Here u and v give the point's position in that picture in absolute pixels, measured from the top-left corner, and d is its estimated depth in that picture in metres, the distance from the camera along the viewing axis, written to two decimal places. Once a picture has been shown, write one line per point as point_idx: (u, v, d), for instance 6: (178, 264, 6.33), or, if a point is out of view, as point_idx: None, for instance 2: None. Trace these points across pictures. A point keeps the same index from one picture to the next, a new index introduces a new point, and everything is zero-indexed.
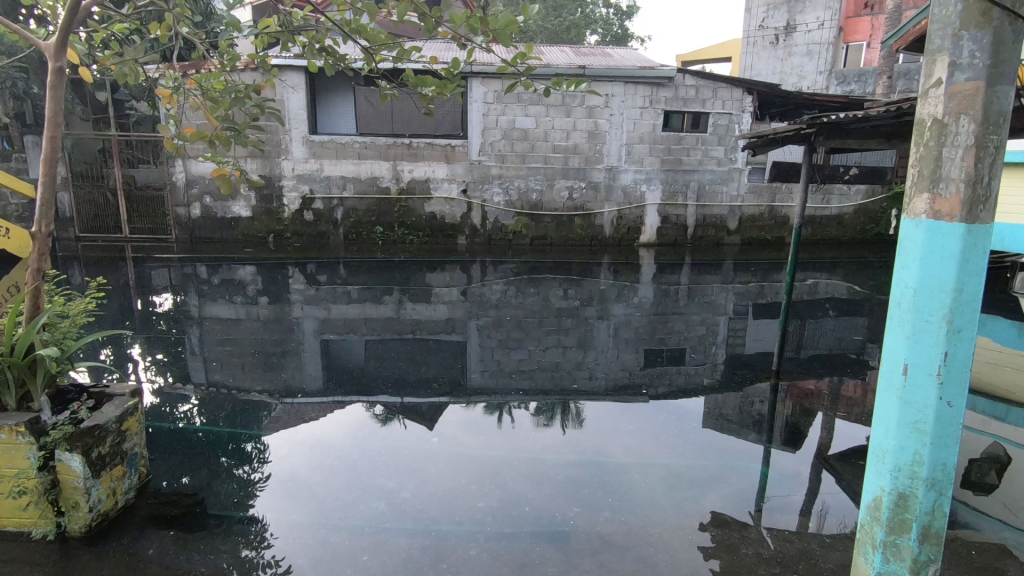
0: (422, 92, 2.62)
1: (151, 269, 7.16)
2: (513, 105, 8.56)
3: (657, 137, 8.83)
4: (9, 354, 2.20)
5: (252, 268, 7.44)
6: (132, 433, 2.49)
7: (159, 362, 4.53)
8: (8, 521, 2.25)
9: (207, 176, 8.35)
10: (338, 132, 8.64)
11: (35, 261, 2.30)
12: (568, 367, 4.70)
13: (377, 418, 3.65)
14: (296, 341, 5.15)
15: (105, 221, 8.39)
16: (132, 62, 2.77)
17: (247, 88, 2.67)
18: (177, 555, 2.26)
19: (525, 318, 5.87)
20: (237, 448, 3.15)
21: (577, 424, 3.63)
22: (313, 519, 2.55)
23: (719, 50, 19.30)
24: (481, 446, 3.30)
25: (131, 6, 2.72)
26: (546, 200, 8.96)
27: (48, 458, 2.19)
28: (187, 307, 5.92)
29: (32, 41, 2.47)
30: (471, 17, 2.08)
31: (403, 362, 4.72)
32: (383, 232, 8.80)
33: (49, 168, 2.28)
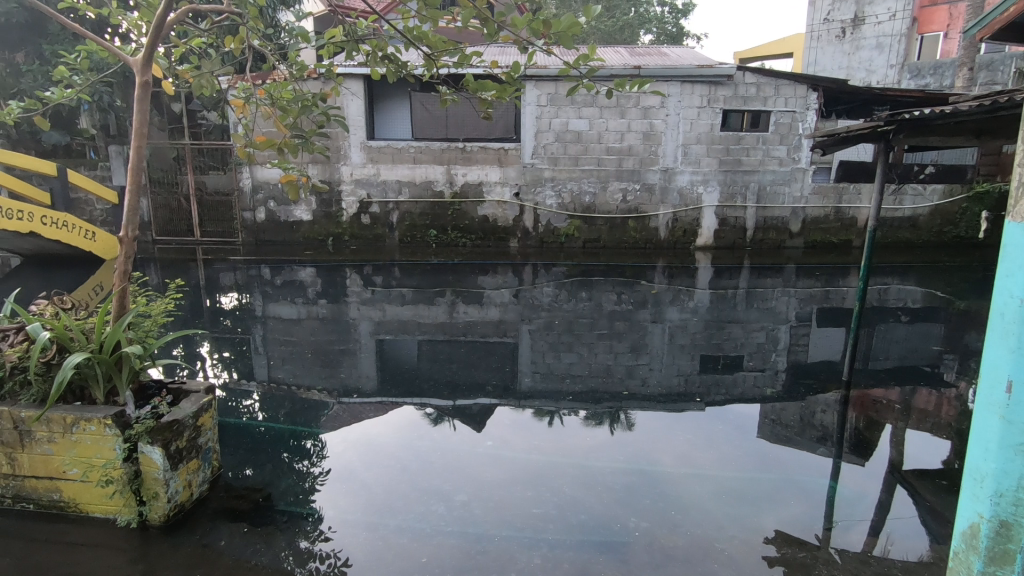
0: (481, 96, 2.62)
1: (219, 270, 7.53)
2: (567, 107, 8.50)
3: (715, 137, 8.58)
4: (98, 351, 2.34)
5: (312, 269, 7.72)
6: (206, 429, 2.61)
7: (226, 359, 4.76)
8: (94, 508, 2.38)
9: (272, 181, 8.75)
10: (394, 138, 8.84)
11: (122, 263, 2.45)
12: (620, 372, 4.62)
13: (428, 418, 3.71)
14: (353, 341, 5.30)
15: (179, 225, 8.89)
16: (210, 74, 2.92)
17: (314, 96, 2.74)
18: (247, 547, 2.35)
19: (577, 322, 5.82)
20: (297, 444, 3.28)
21: (630, 432, 3.56)
22: (367, 517, 2.60)
23: (781, 47, 18.57)
24: (533, 450, 3.29)
25: (209, 22, 2.93)
26: (599, 203, 8.86)
27: (132, 450, 2.32)
28: (252, 307, 6.17)
29: (121, 58, 2.64)
30: (534, 20, 2.03)
31: (456, 364, 4.77)
32: (437, 234, 8.95)
33: (136, 176, 2.42)
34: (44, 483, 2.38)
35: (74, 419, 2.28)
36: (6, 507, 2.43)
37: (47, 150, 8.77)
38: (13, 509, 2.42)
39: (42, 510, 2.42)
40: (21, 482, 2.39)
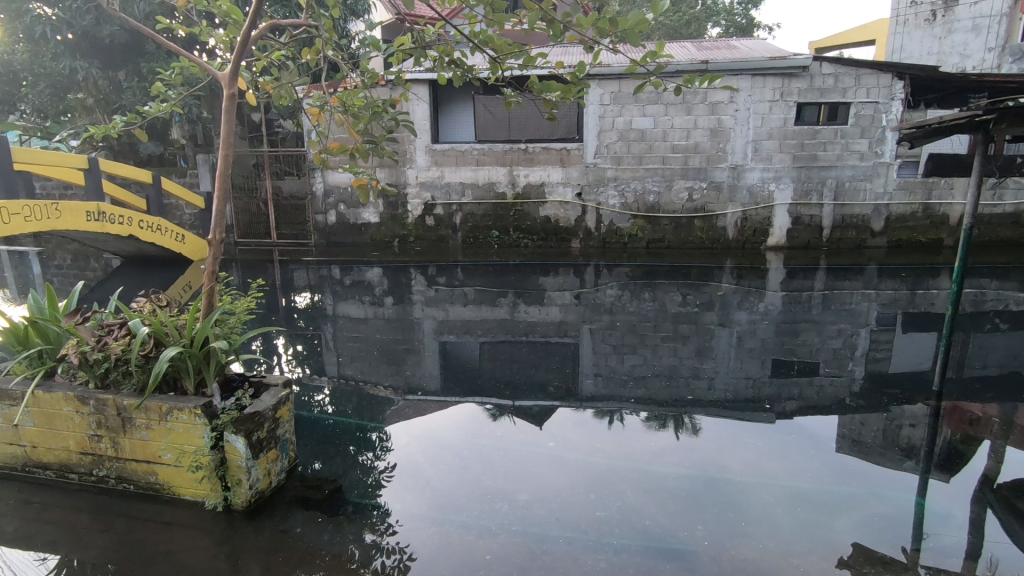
0: (546, 97, 2.62)
1: (293, 271, 7.92)
2: (631, 105, 8.37)
3: (788, 132, 8.19)
4: (189, 345, 2.52)
5: (379, 270, 7.98)
6: (284, 421, 2.76)
7: (299, 355, 5.00)
8: (185, 491, 2.57)
9: (342, 185, 9.11)
10: (458, 141, 9.01)
11: (211, 264, 2.62)
12: (684, 376, 4.50)
13: (489, 415, 3.76)
14: (417, 340, 5.44)
15: (257, 228, 9.43)
16: (289, 84, 3.09)
17: (384, 103, 2.83)
18: (320, 535, 2.46)
19: (640, 324, 5.72)
20: (363, 438, 3.40)
21: (695, 437, 3.45)
22: (430, 512, 2.66)
23: (861, 33, 17.48)
24: (595, 452, 3.26)
25: (289, 35, 3.09)
26: (663, 202, 8.66)
27: (219, 438, 2.49)
28: (323, 306, 6.46)
29: (211, 72, 2.83)
30: (600, 19, 2.01)
31: (518, 364, 4.80)
32: (499, 235, 9.04)
33: (223, 183, 2.59)
34: (142, 466, 2.59)
35: (168, 408, 2.46)
36: (109, 487, 2.65)
37: (144, 160, 9.52)
38: (116, 489, 2.65)
39: (140, 491, 2.62)
40: (123, 464, 2.61)
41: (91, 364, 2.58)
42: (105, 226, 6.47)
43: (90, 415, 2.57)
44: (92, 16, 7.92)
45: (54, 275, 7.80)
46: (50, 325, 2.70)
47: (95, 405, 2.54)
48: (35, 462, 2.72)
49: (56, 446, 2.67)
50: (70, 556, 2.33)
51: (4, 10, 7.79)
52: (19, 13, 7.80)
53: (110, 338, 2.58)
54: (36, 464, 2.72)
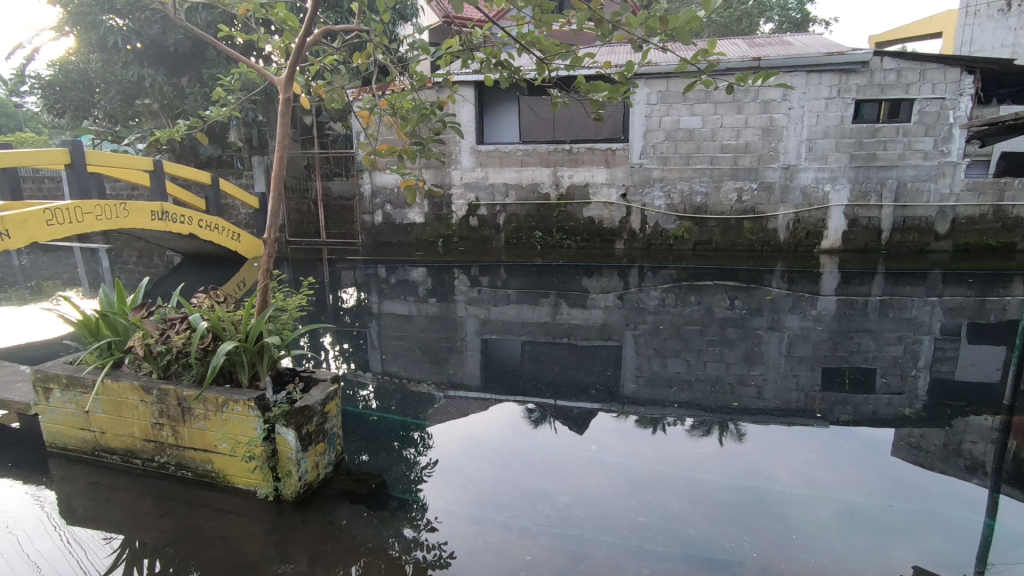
0: (593, 97, 2.59)
1: (341, 270, 8.13)
2: (679, 104, 8.21)
3: (845, 130, 7.85)
4: (244, 340, 2.63)
5: (423, 269, 8.11)
6: (332, 416, 2.84)
7: (345, 351, 5.13)
8: (239, 480, 2.67)
9: (389, 186, 9.30)
10: (502, 142, 9.05)
11: (266, 262, 2.73)
12: (731, 382, 4.38)
13: (529, 417, 3.76)
14: (460, 339, 5.50)
15: (308, 227, 9.73)
16: (341, 87, 3.18)
17: (432, 105, 2.87)
18: (365, 528, 2.52)
19: (685, 327, 5.60)
20: (406, 435, 3.46)
21: (741, 444, 3.36)
22: (470, 511, 2.68)
23: (927, 26, 16.59)
24: (637, 456, 3.22)
25: (342, 40, 3.18)
26: (711, 203, 8.46)
27: (270, 431, 2.58)
28: (369, 304, 6.61)
29: (268, 78, 2.94)
30: (650, 18, 1.97)
31: (559, 365, 4.78)
32: (542, 236, 9.03)
33: (278, 183, 2.68)
34: (199, 455, 2.71)
35: (224, 400, 2.57)
36: (169, 473, 2.79)
37: (204, 162, 9.97)
38: (175, 475, 2.78)
39: (197, 478, 2.75)
40: (182, 452, 2.74)
41: (154, 356, 2.72)
42: (167, 225, 6.81)
43: (153, 404, 2.71)
44: (159, 26, 8.35)
45: (121, 271, 8.27)
46: (118, 318, 2.87)
47: (157, 395, 2.68)
48: (103, 447, 2.89)
49: (122, 433, 2.83)
50: (133, 537, 2.46)
51: (80, 22, 8.30)
52: (93, 24, 8.29)
53: (172, 332, 2.71)
54: (104, 449, 2.89)
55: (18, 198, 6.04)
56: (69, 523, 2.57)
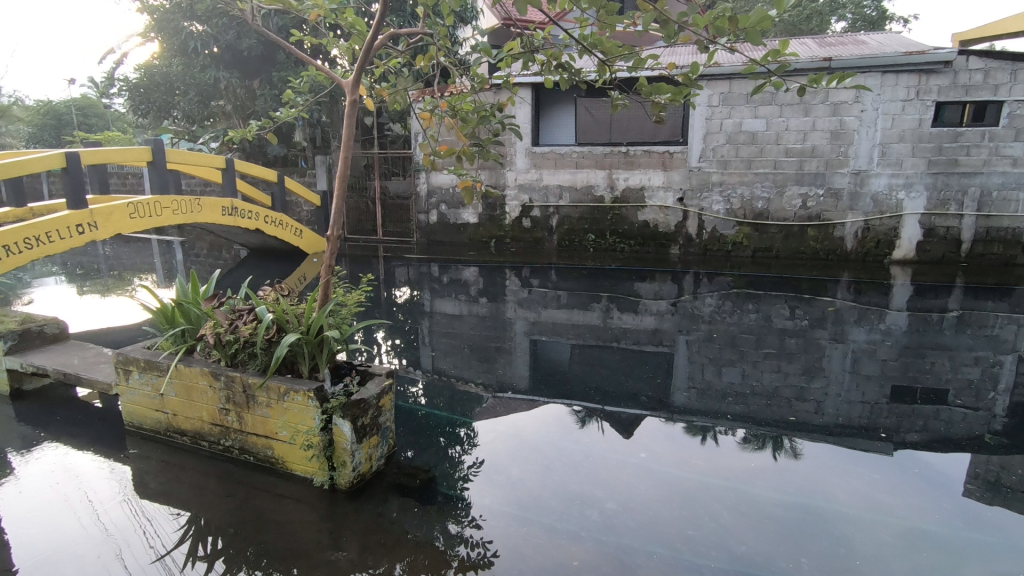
0: (655, 100, 2.54)
1: (396, 267, 8.32)
2: (742, 106, 7.97)
3: (923, 134, 7.39)
4: (306, 332, 2.73)
5: (475, 269, 8.19)
6: (386, 410, 2.91)
7: (397, 347, 5.26)
8: (297, 467, 2.77)
9: (445, 186, 9.44)
10: (558, 143, 9.02)
11: (329, 258, 2.82)
12: (788, 395, 4.21)
13: (575, 419, 3.73)
14: (509, 339, 5.52)
15: (365, 225, 10.01)
16: (404, 89, 3.25)
17: (492, 107, 2.90)
18: (413, 522, 2.56)
19: (741, 337, 5.42)
20: (453, 432, 3.51)
21: (798, 461, 3.22)
22: (516, 512, 2.68)
23: (1019, 23, 15.37)
24: (687, 467, 3.13)
25: (406, 44, 3.25)
26: (773, 209, 8.15)
27: (328, 421, 2.67)
28: (422, 302, 6.73)
29: (336, 80, 3.05)
30: (718, 18, 1.92)
31: (609, 370, 4.72)
32: (595, 239, 8.96)
33: (343, 182, 2.77)
34: (261, 441, 2.83)
35: (286, 390, 2.67)
36: (234, 456, 2.93)
37: (270, 161, 10.43)
38: (238, 459, 2.92)
39: (259, 463, 2.87)
40: (246, 437, 2.87)
41: (223, 344, 2.86)
42: (236, 220, 7.16)
43: (220, 390, 2.85)
44: (234, 31, 8.77)
45: (192, 263, 8.76)
46: (192, 308, 3.04)
47: (225, 381, 2.82)
48: (174, 428, 3.07)
49: (192, 415, 2.99)
50: (198, 515, 2.60)
51: (164, 29, 8.84)
52: (175, 31, 8.81)
53: (241, 322, 2.85)
54: (175, 430, 3.07)
55: (105, 192, 6.49)
56: (141, 498, 2.73)
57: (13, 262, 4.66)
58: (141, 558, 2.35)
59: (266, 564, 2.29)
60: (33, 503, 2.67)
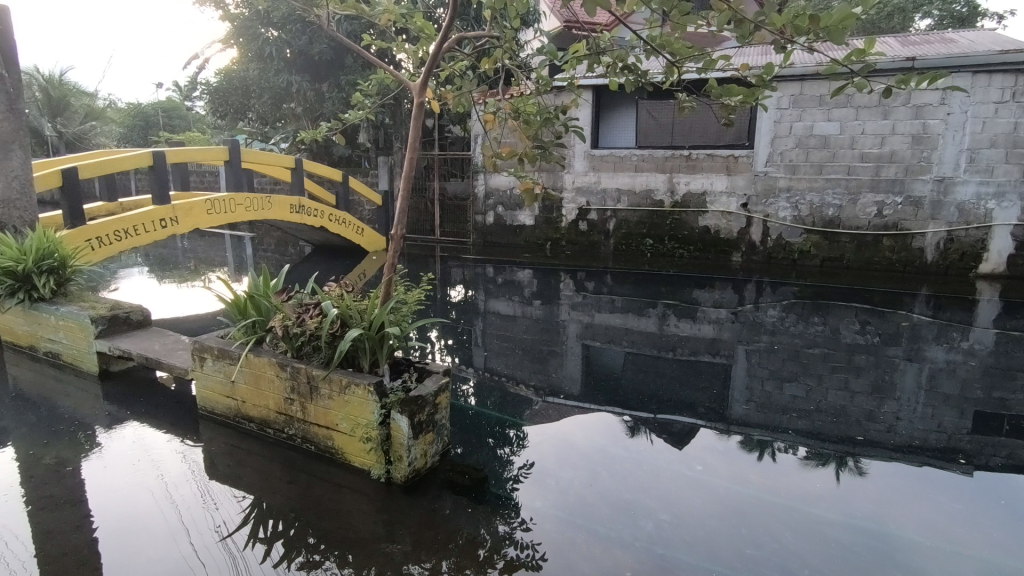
0: (724, 103, 2.47)
1: (451, 267, 8.45)
2: (814, 109, 7.62)
3: (1020, 139, 6.80)
4: (368, 328, 2.82)
5: (530, 271, 8.21)
6: (442, 408, 2.95)
7: (451, 346, 5.33)
8: (355, 458, 2.85)
9: (502, 188, 9.50)
10: (618, 146, 8.90)
11: (392, 256, 2.89)
12: (856, 413, 3.99)
13: (625, 427, 3.67)
14: (562, 342, 5.50)
15: (424, 225, 10.22)
16: (468, 92, 3.30)
17: (556, 109, 2.90)
18: (465, 519, 2.59)
19: (806, 350, 5.18)
20: (501, 432, 3.53)
21: (864, 483, 3.04)
22: (566, 517, 2.65)
23: None
24: (744, 482, 3.02)
25: (473, 47, 3.30)
26: (845, 217, 7.75)
27: (386, 416, 2.73)
28: (476, 302, 6.80)
29: (404, 83, 3.13)
30: (797, 17, 1.84)
31: (663, 378, 4.62)
32: (653, 244, 8.79)
33: (408, 182, 2.84)
34: (322, 431, 2.93)
35: (347, 383, 2.76)
36: (296, 444, 3.05)
37: (336, 161, 10.81)
38: (300, 447, 3.03)
39: (319, 452, 2.98)
40: (308, 426, 2.98)
41: (291, 336, 2.98)
42: (303, 218, 7.47)
43: (286, 380, 2.97)
44: (307, 37, 9.13)
45: (261, 257, 9.20)
46: (263, 300, 3.19)
47: (291, 372, 2.94)
48: (242, 414, 3.22)
49: (259, 403, 3.14)
50: (261, 499, 2.72)
51: (244, 34, 9.31)
52: (254, 36, 9.26)
53: (307, 315, 2.96)
54: (244, 416, 3.22)
55: (186, 189, 6.90)
56: (208, 479, 2.88)
57: (104, 252, 5.09)
58: (207, 535, 2.47)
59: (323, 551, 2.36)
60: (114, 477, 2.85)
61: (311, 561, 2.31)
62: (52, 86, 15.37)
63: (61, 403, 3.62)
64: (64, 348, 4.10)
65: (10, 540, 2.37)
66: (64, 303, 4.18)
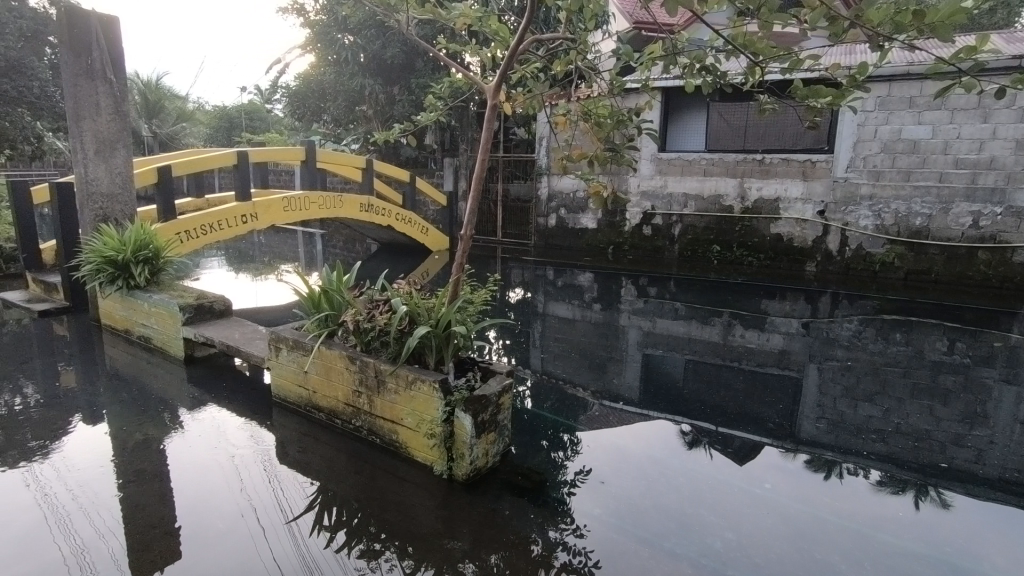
0: (809, 105, 2.35)
1: (512, 268, 8.52)
2: (903, 111, 7.14)
3: None
4: (435, 326, 2.88)
5: (590, 275, 8.14)
6: (504, 408, 2.97)
7: (510, 347, 5.36)
8: (417, 452, 2.91)
9: (565, 191, 9.49)
10: (686, 149, 8.67)
11: (461, 257, 2.92)
12: (941, 438, 3.70)
13: (683, 438, 3.56)
14: (621, 348, 5.41)
15: (486, 225, 10.33)
16: (539, 94, 3.30)
17: (630, 112, 2.86)
18: (523, 520, 2.59)
19: (886, 368, 4.86)
20: (557, 435, 3.51)
21: (947, 514, 2.82)
22: (625, 527, 2.59)
23: None
24: (812, 503, 2.86)
25: (547, 49, 3.29)
26: (934, 227, 7.22)
27: (450, 414, 2.77)
28: (535, 304, 6.82)
29: (477, 85, 3.18)
30: (898, 13, 1.73)
31: (727, 390, 4.46)
32: (721, 251, 8.51)
33: (479, 184, 2.87)
34: (387, 424, 3.01)
35: (414, 378, 2.82)
36: (362, 436, 3.14)
37: (404, 162, 11.11)
38: (365, 438, 3.12)
39: (384, 445, 3.06)
40: (374, 419, 3.06)
41: (362, 331, 3.07)
42: (371, 217, 7.72)
43: (355, 373, 3.07)
44: (381, 41, 9.41)
45: (330, 253, 9.59)
46: (337, 295, 3.31)
47: (360, 365, 3.03)
48: (313, 404, 3.36)
49: (329, 394, 3.26)
50: (326, 486, 2.82)
51: (321, 40, 9.72)
52: (331, 41, 9.65)
53: (378, 311, 3.05)
54: (314, 406, 3.36)
55: (265, 187, 7.28)
56: (277, 464, 3.01)
57: (191, 245, 5.44)
58: (274, 517, 2.58)
59: (383, 542, 2.42)
60: (192, 456, 3.04)
61: (371, 550, 2.38)
62: (149, 90, 16.61)
63: (149, 384, 3.90)
64: (155, 333, 4.42)
65: (101, 509, 2.56)
66: (156, 291, 4.50)
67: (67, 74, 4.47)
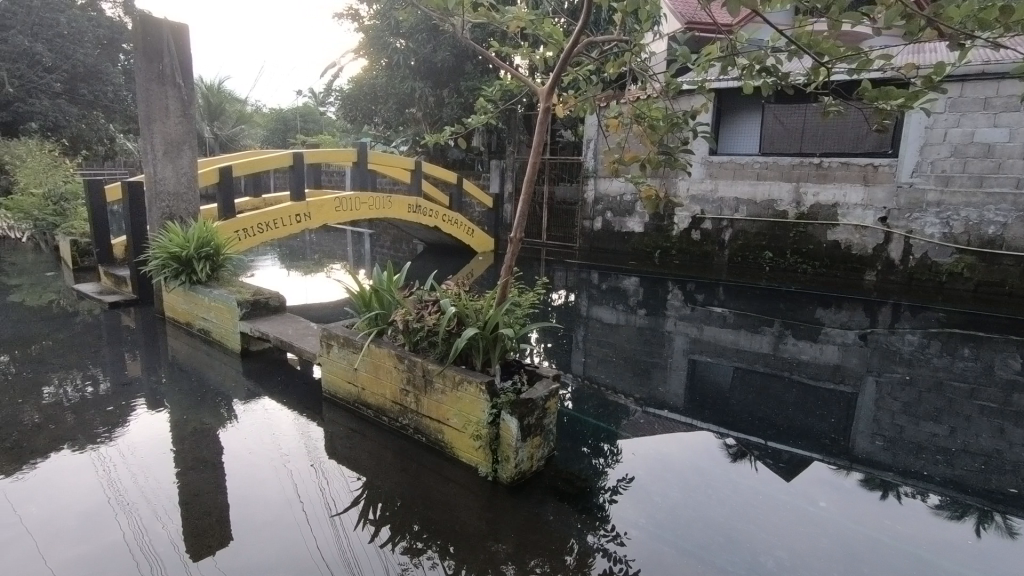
0: (878, 106, 2.23)
1: (556, 270, 8.49)
2: (977, 113, 6.73)
3: None
4: (483, 328, 2.89)
5: (635, 279, 8.03)
6: (550, 413, 2.95)
7: (553, 350, 5.34)
8: (462, 452, 2.93)
9: (612, 194, 9.41)
10: (739, 152, 8.45)
11: (510, 259, 2.92)
12: (1011, 462, 3.47)
13: (727, 449, 3.45)
14: (666, 355, 5.30)
15: (531, 227, 10.33)
16: (592, 96, 3.27)
17: (686, 113, 2.79)
18: (565, 525, 2.56)
19: (951, 384, 4.58)
20: (599, 439, 3.49)
21: (1014, 542, 2.63)
22: (667, 538, 2.54)
23: None
24: (866, 524, 2.73)
25: (600, 50, 3.26)
26: (1008, 236, 6.77)
27: (496, 416, 2.78)
28: (579, 307, 6.77)
29: (529, 87, 3.17)
30: (982, 9, 1.62)
31: (777, 402, 4.30)
32: (773, 257, 8.24)
33: (529, 186, 2.86)
34: (433, 423, 3.04)
35: (460, 379, 2.84)
36: (408, 434, 3.19)
37: (451, 164, 11.26)
38: (411, 436, 3.17)
39: (429, 444, 3.10)
40: (420, 418, 3.10)
41: (411, 330, 3.11)
42: (419, 217, 7.84)
43: (404, 372, 3.12)
44: (432, 45, 9.56)
45: (377, 253, 9.80)
46: (388, 295, 3.38)
47: (408, 364, 3.08)
48: (361, 401, 3.43)
49: (377, 391, 3.32)
50: (372, 482, 2.87)
51: (375, 44, 9.97)
52: (383, 46, 9.88)
53: (427, 311, 3.08)
54: (362, 403, 3.43)
55: (318, 188, 7.50)
56: (325, 458, 3.09)
57: (248, 242, 5.66)
58: (321, 510, 2.64)
59: (425, 540, 2.45)
60: (244, 446, 3.15)
61: (414, 547, 2.41)
62: (212, 94, 17.43)
63: (207, 375, 4.07)
64: (214, 326, 4.61)
65: (161, 493, 2.68)
66: (217, 286, 4.70)
67: (140, 79, 4.75)
